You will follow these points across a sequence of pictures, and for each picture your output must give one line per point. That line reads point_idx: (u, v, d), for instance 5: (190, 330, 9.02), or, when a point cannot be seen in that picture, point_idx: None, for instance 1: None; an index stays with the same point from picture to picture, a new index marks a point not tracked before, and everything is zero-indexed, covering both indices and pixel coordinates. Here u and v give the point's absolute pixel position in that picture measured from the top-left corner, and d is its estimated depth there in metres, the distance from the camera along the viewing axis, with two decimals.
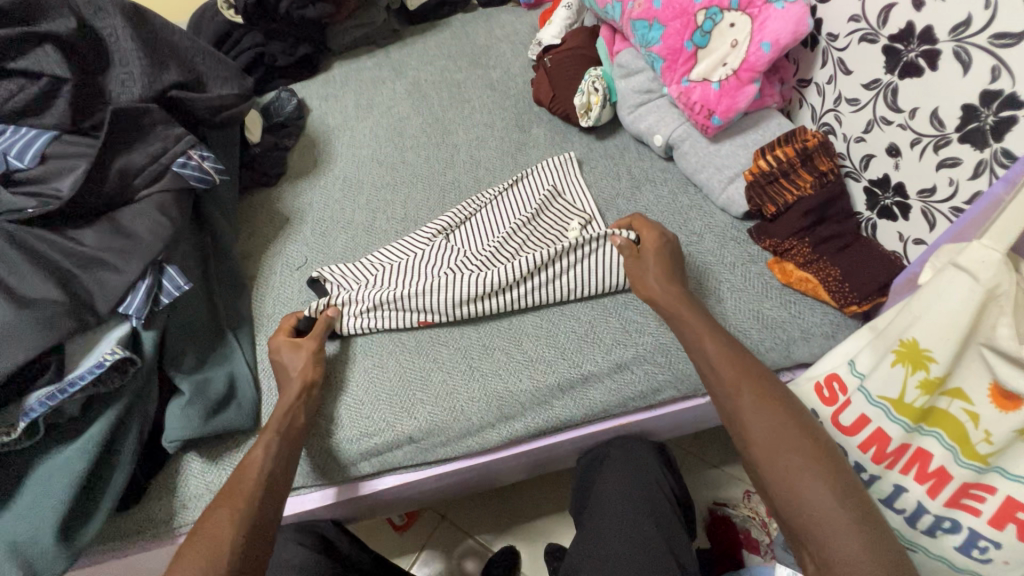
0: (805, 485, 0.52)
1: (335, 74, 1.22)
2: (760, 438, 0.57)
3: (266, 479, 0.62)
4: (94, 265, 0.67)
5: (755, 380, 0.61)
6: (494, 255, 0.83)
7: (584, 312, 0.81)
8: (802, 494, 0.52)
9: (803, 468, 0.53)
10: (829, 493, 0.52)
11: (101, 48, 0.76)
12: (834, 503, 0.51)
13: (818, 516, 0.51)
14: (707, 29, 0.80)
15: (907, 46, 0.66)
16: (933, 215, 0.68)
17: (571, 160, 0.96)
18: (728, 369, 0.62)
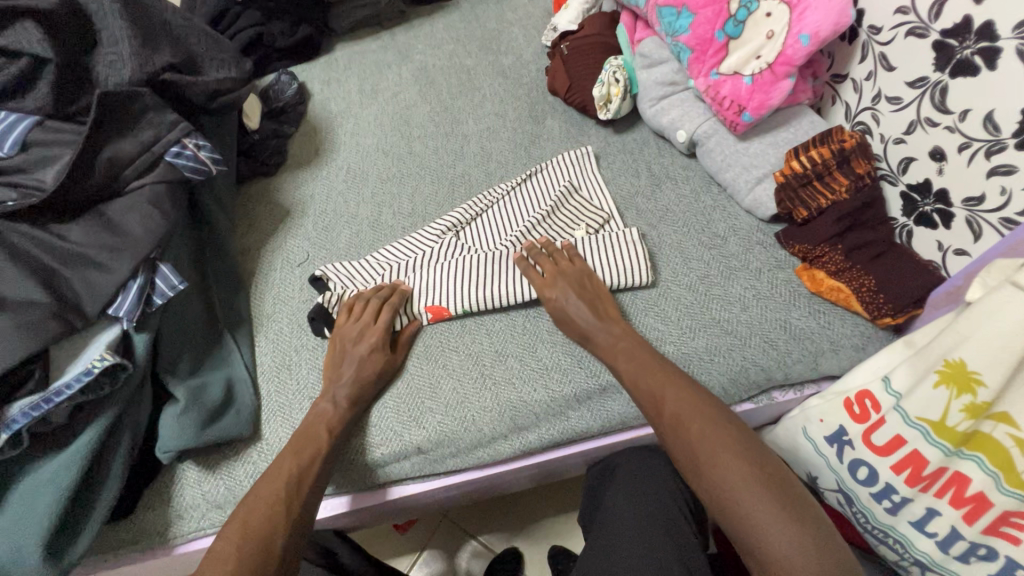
0: (736, 494, 0.54)
1: (338, 57, 1.15)
2: (687, 454, 0.59)
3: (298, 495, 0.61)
4: (82, 263, 0.63)
5: (677, 393, 0.63)
6: (508, 256, 0.79)
7: None
8: (734, 502, 0.54)
9: (732, 480, 0.55)
10: (761, 497, 0.53)
11: (88, 26, 0.70)
12: (763, 506, 0.53)
13: (754, 524, 0.52)
14: (741, 18, 0.75)
15: (962, 43, 0.61)
16: (978, 224, 0.64)
17: (588, 154, 0.91)
18: (651, 386, 0.64)
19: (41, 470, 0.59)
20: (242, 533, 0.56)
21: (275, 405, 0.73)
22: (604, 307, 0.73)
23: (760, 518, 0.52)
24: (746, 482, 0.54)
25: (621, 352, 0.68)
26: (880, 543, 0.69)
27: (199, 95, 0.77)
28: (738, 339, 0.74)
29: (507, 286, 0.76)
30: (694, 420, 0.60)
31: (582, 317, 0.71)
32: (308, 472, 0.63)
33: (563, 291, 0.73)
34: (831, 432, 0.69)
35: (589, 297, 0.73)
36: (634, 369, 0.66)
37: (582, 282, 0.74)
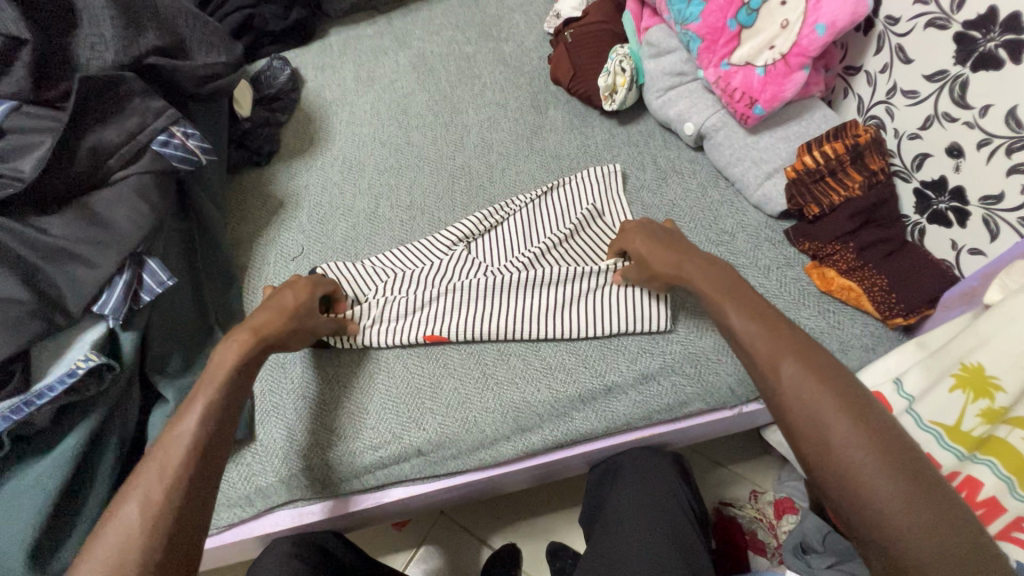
0: (872, 482, 0.41)
1: (332, 43, 1.11)
2: (807, 425, 0.46)
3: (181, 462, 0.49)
4: (65, 258, 0.59)
5: (799, 352, 0.49)
6: (515, 289, 0.74)
7: None
8: (865, 492, 0.42)
9: (868, 464, 0.42)
10: (900, 493, 0.41)
11: (68, 5, 0.66)
12: (905, 503, 0.40)
13: (892, 526, 0.40)
14: (754, 6, 0.72)
15: (985, 35, 0.59)
16: (995, 223, 0.62)
17: (615, 172, 0.85)
18: (762, 344, 0.51)
19: (24, 475, 0.57)
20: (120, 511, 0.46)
21: (270, 406, 0.71)
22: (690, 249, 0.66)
23: (901, 524, 0.40)
24: (888, 473, 0.42)
25: (731, 299, 0.56)
26: None
27: (189, 79, 0.74)
28: None
29: (510, 321, 0.72)
30: (822, 385, 0.46)
31: (665, 264, 0.65)
32: (181, 445, 0.50)
33: (637, 246, 0.69)
34: None
35: (670, 240, 0.67)
36: (748, 321, 0.53)
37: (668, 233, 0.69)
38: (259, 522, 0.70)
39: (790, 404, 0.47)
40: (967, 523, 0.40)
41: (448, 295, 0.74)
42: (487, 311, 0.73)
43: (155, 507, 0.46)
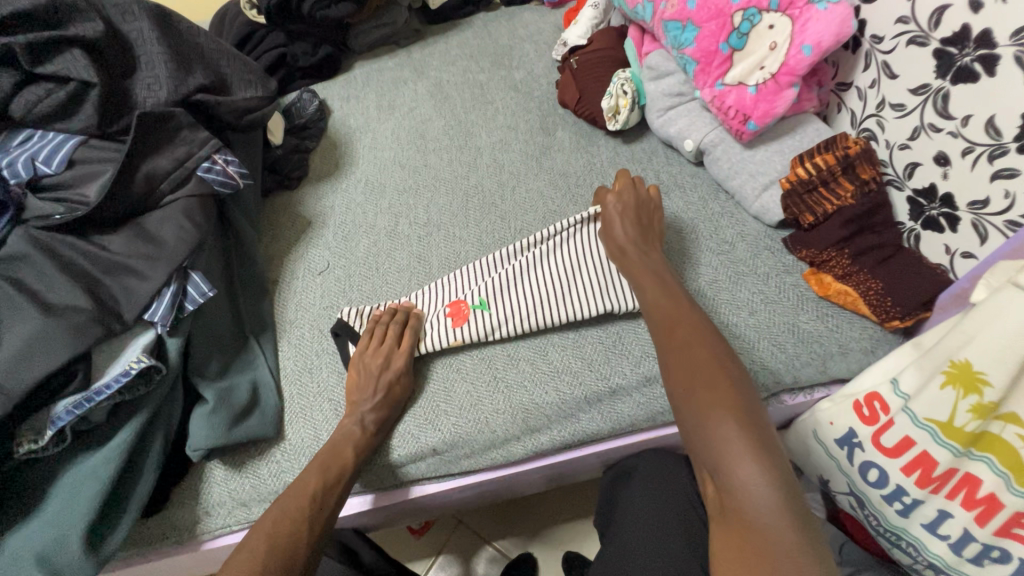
0: (711, 410, 0.52)
1: (356, 75, 1.20)
2: (678, 376, 0.58)
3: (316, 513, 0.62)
4: (121, 271, 0.67)
5: (689, 323, 0.62)
6: (541, 284, 0.79)
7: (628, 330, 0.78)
8: (701, 415, 0.53)
9: (707, 395, 0.54)
10: (731, 416, 0.51)
11: (128, 51, 0.76)
12: (736, 429, 0.51)
13: (720, 445, 0.51)
14: (744, 30, 0.77)
15: (961, 50, 0.63)
16: (984, 227, 0.64)
17: None
18: (663, 313, 0.65)
19: (82, 466, 0.63)
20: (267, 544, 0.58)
21: (298, 407, 0.76)
22: (652, 238, 0.77)
23: (731, 451, 0.50)
24: (724, 403, 0.52)
25: (650, 282, 0.70)
26: (895, 547, 0.70)
27: (228, 113, 0.82)
28: (746, 343, 0.75)
29: (542, 305, 0.77)
30: (696, 343, 0.59)
31: (627, 243, 0.75)
32: (329, 495, 0.64)
33: (613, 211, 0.79)
34: (842, 434, 0.70)
35: (641, 220, 0.78)
36: (660, 298, 0.67)
37: (637, 203, 0.79)
38: None
39: (672, 358, 0.59)
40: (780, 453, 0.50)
41: (485, 279, 0.81)
42: (520, 295, 0.78)
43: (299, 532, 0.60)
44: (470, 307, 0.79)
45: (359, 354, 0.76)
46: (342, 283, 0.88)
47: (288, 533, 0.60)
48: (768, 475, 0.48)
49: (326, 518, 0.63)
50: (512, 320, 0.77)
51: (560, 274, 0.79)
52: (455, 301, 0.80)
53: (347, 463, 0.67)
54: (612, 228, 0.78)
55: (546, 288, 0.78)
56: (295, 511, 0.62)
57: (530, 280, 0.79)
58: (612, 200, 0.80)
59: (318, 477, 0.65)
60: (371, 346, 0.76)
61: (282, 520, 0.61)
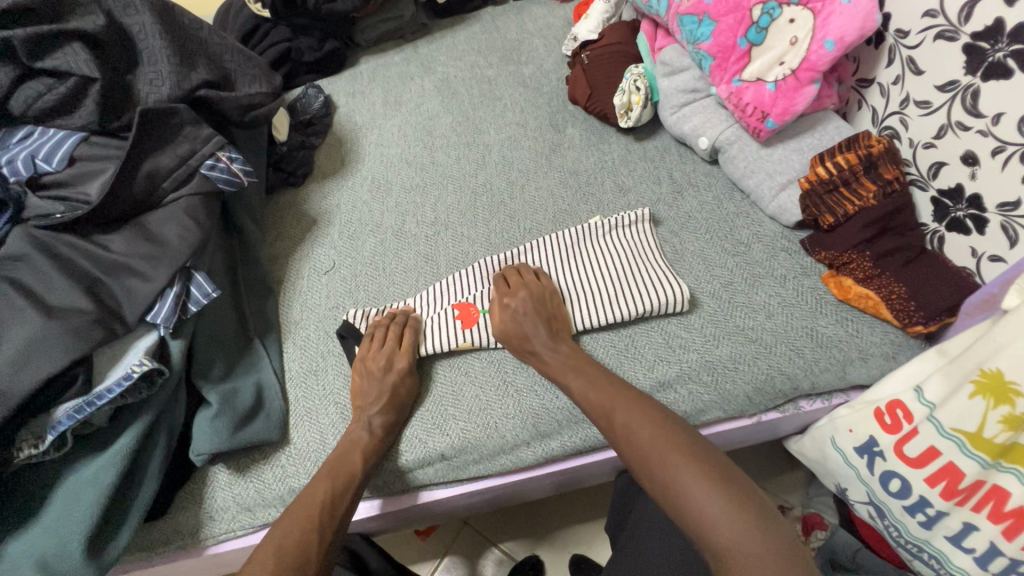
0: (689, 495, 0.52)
1: (362, 70, 1.18)
2: (642, 462, 0.57)
3: (327, 519, 0.62)
4: (123, 272, 0.65)
5: (623, 404, 0.62)
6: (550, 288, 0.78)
7: (641, 337, 0.75)
8: (684, 502, 0.53)
9: (681, 481, 0.53)
10: (710, 493, 0.52)
11: (130, 46, 0.74)
12: (715, 502, 0.51)
13: (712, 529, 0.50)
14: (763, 25, 0.75)
15: (994, 46, 0.60)
16: (1014, 230, 0.62)
17: (644, 220, 0.84)
18: (598, 403, 0.64)
19: (84, 471, 0.62)
20: (275, 552, 0.57)
21: (303, 410, 0.75)
22: (559, 324, 0.73)
23: (725, 534, 0.49)
24: (698, 480, 0.53)
25: (575, 370, 0.68)
26: (915, 558, 0.68)
27: (233, 109, 0.81)
28: (763, 347, 0.73)
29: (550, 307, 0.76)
30: (644, 426, 0.59)
31: (543, 342, 0.71)
32: (339, 502, 0.63)
33: (514, 308, 0.73)
34: (862, 442, 0.68)
35: (541, 310, 0.73)
36: (588, 386, 0.66)
37: (529, 296, 0.74)
38: None
39: (628, 447, 0.59)
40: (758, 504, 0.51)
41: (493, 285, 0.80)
42: None
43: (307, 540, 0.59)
44: (480, 311, 0.77)
45: (363, 353, 0.74)
46: (348, 283, 0.86)
47: (296, 543, 0.58)
48: (763, 540, 0.49)
49: (336, 525, 0.62)
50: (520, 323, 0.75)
51: (570, 283, 0.79)
52: (463, 302, 0.78)
53: (355, 470, 0.66)
54: (523, 329, 0.72)
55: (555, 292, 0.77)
56: (303, 519, 0.60)
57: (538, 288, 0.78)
58: (501, 306, 0.74)
59: (326, 484, 0.64)
60: (373, 347, 0.74)
61: (291, 529, 0.59)
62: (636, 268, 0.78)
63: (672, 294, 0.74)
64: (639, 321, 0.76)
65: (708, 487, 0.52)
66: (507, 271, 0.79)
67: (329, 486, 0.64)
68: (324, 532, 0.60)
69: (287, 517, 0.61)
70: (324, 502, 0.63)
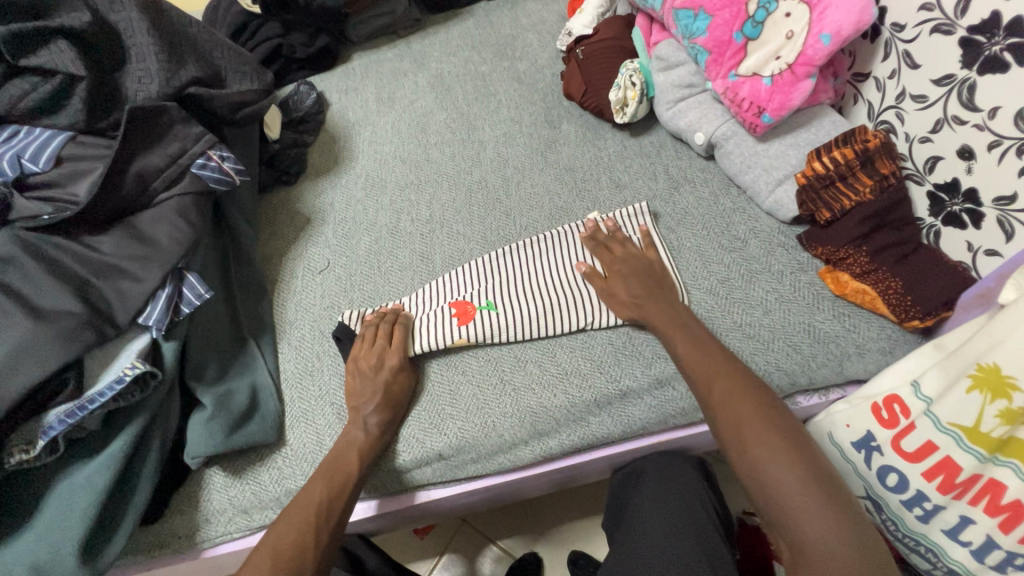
0: (773, 475, 0.52)
1: (355, 67, 1.17)
2: (733, 432, 0.57)
3: (325, 520, 0.61)
4: (114, 273, 0.64)
5: (725, 374, 0.61)
6: (546, 285, 0.78)
7: (637, 334, 0.75)
8: (766, 479, 0.53)
9: (768, 460, 0.53)
10: (796, 479, 0.52)
11: (117, 43, 0.73)
12: (802, 485, 0.51)
13: (794, 511, 0.51)
14: (759, 19, 0.74)
15: (990, 39, 0.60)
16: (1010, 224, 0.62)
17: (643, 211, 0.84)
18: (699, 363, 0.64)
19: (76, 476, 0.61)
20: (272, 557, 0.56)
21: (299, 411, 0.74)
22: (670, 292, 0.74)
23: (806, 520, 0.50)
24: (788, 462, 0.53)
25: (679, 332, 0.67)
26: (912, 552, 0.68)
27: (224, 106, 0.80)
28: (760, 343, 0.73)
29: (547, 305, 0.76)
30: (743, 400, 0.58)
31: (636, 300, 0.72)
32: (338, 502, 0.63)
33: (620, 274, 0.75)
34: (859, 437, 0.68)
35: (648, 278, 0.75)
36: (691, 349, 0.65)
37: (641, 267, 0.76)
38: None
39: (724, 414, 0.58)
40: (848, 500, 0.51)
41: (489, 283, 0.80)
42: (524, 295, 0.77)
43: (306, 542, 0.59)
44: (476, 307, 0.77)
45: (356, 353, 0.74)
46: (343, 282, 0.85)
47: (293, 546, 0.58)
48: (845, 533, 0.49)
49: (333, 527, 0.61)
50: (518, 321, 0.75)
51: (566, 281, 0.78)
52: (459, 300, 0.78)
53: (351, 471, 0.65)
54: (629, 293, 0.73)
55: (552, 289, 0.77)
56: (300, 521, 0.60)
57: (533, 285, 0.78)
58: (613, 271, 0.76)
59: (322, 487, 0.63)
60: (365, 347, 0.74)
61: (287, 533, 0.59)
62: None
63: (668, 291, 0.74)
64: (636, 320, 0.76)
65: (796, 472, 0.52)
66: (604, 237, 0.80)
67: (326, 488, 0.63)
68: (321, 534, 0.60)
69: (285, 521, 0.60)
70: (321, 503, 0.62)
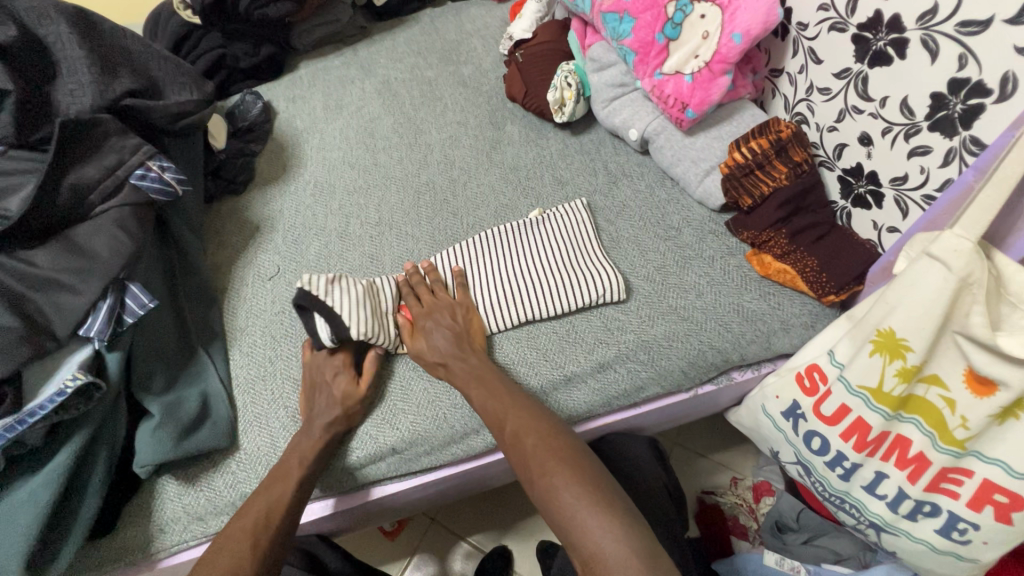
0: (559, 497, 0.58)
1: (302, 75, 1.18)
2: (528, 468, 0.62)
3: (269, 525, 0.62)
4: (51, 286, 0.64)
5: (515, 413, 0.67)
6: (492, 282, 0.81)
7: (581, 323, 0.79)
8: (558, 505, 0.58)
9: (559, 486, 0.59)
10: (579, 497, 0.58)
11: (47, 57, 0.73)
12: (582, 502, 0.57)
13: (579, 526, 0.56)
14: (678, 20, 0.79)
15: (875, 35, 0.66)
16: (905, 203, 0.68)
17: (582, 206, 0.88)
18: (493, 412, 0.67)
19: (18, 492, 0.60)
20: (213, 562, 0.58)
21: (251, 416, 0.75)
22: (472, 342, 0.75)
23: (589, 530, 0.55)
24: (572, 485, 0.59)
25: (475, 383, 0.70)
26: (839, 509, 0.74)
27: (162, 117, 0.81)
28: (694, 324, 0.77)
29: (491, 301, 0.79)
30: (532, 434, 0.64)
31: (447, 348, 0.73)
32: (278, 508, 0.63)
33: (428, 326, 0.75)
34: (787, 406, 0.73)
35: (457, 328, 0.75)
36: (485, 397, 0.68)
37: (445, 317, 0.76)
38: None
39: (520, 453, 0.64)
40: (623, 505, 0.58)
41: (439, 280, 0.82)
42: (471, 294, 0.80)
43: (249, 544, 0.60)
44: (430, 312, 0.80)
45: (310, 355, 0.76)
46: (293, 287, 0.86)
47: (233, 549, 0.59)
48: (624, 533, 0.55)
49: (275, 531, 0.62)
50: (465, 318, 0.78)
51: (510, 274, 0.81)
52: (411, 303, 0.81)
53: (294, 477, 0.66)
54: (433, 344, 0.74)
55: (498, 286, 0.80)
56: (241, 531, 0.61)
57: (478, 282, 0.81)
58: (419, 326, 0.76)
59: (263, 496, 0.64)
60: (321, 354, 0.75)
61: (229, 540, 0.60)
62: (574, 258, 0.82)
63: (608, 283, 0.78)
64: (580, 310, 0.79)
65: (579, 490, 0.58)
66: (418, 286, 0.80)
67: (268, 494, 0.64)
68: (260, 539, 0.60)
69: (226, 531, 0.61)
70: (263, 511, 0.63)
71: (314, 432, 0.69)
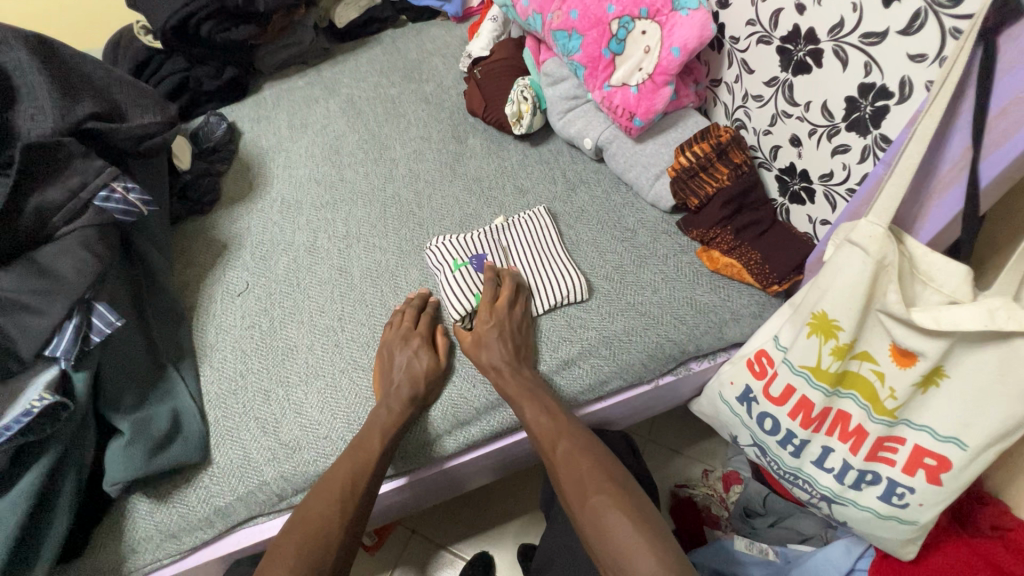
0: (607, 521, 0.63)
1: (266, 96, 1.20)
2: (576, 492, 0.67)
3: (359, 492, 0.67)
4: (15, 308, 0.65)
5: (568, 435, 0.70)
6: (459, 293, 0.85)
7: (548, 324, 0.82)
8: (604, 528, 0.63)
9: (606, 507, 0.64)
10: (630, 522, 0.62)
11: (8, 84, 0.74)
12: (630, 528, 0.61)
13: (623, 546, 0.60)
14: (621, 37, 0.85)
15: (796, 47, 0.72)
16: (834, 197, 0.75)
17: (543, 213, 0.93)
18: (548, 429, 0.70)
19: None
20: (305, 529, 0.64)
21: (223, 430, 0.75)
22: (527, 353, 0.77)
23: (634, 551, 0.60)
24: (622, 511, 0.63)
25: (527, 397, 0.72)
26: (794, 486, 0.79)
27: (126, 140, 0.82)
28: (651, 318, 0.82)
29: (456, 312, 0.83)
30: (583, 459, 0.69)
31: (504, 359, 0.75)
32: (363, 475, 0.68)
33: (490, 337, 0.77)
34: (741, 391, 0.77)
35: (514, 340, 0.77)
36: (540, 416, 0.71)
37: (512, 332, 0.78)
38: (221, 542, 0.72)
39: (568, 475, 0.68)
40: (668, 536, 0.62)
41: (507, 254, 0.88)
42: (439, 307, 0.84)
43: (345, 510, 0.66)
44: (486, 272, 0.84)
45: (393, 332, 0.80)
46: (262, 302, 0.87)
47: (319, 520, 0.65)
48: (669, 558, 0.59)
49: (360, 497, 0.67)
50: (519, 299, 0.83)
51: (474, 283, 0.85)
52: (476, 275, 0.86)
53: (374, 449, 0.69)
54: (490, 343, 0.76)
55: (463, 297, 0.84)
56: (327, 502, 0.66)
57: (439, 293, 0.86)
58: (483, 326, 0.78)
59: (348, 466, 0.68)
60: (403, 331, 0.80)
61: (317, 510, 0.66)
62: (535, 264, 0.86)
63: (567, 284, 0.83)
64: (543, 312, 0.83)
65: (628, 517, 0.62)
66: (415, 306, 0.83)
67: (352, 462, 0.69)
68: (346, 509, 0.66)
69: (316, 491, 0.68)
70: (347, 483, 0.67)
71: (394, 406, 0.72)
